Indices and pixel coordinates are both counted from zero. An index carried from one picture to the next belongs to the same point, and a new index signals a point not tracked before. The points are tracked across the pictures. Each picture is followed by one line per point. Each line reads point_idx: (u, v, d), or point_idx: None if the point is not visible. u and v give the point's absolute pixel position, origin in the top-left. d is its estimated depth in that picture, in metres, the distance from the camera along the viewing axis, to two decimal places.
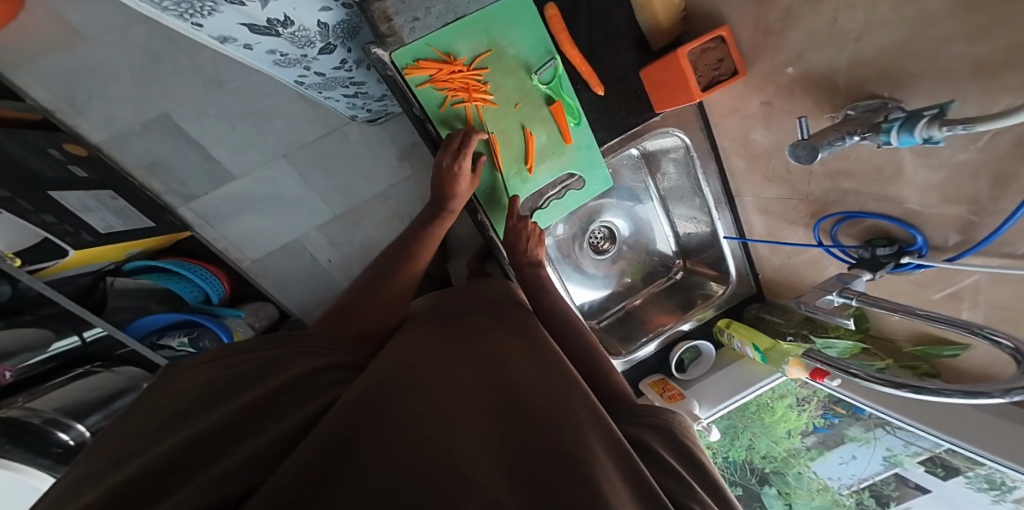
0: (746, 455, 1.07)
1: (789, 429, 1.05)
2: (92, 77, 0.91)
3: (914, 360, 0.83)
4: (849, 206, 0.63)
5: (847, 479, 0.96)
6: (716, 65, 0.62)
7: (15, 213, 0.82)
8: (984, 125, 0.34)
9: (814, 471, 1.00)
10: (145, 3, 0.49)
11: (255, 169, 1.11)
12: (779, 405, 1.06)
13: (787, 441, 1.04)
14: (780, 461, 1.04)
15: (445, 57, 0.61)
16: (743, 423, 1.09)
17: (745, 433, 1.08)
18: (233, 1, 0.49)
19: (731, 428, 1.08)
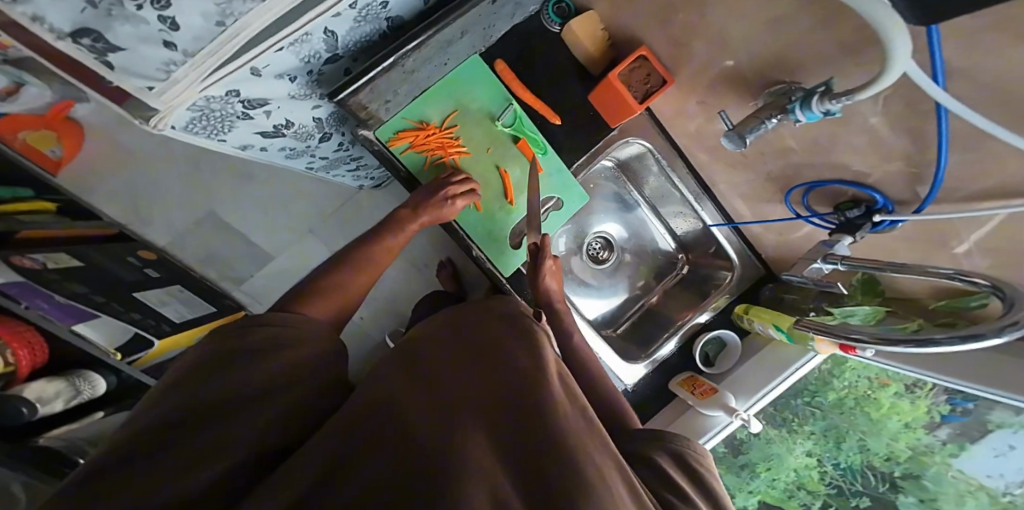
0: (864, 458, 0.96)
1: (906, 421, 0.88)
2: (151, 187, 1.18)
3: (949, 317, 0.76)
4: (807, 176, 0.67)
5: (1014, 476, 0.73)
6: (646, 79, 0.70)
7: (113, 316, 1.04)
8: (859, 96, 0.39)
9: (959, 469, 0.80)
10: (182, 133, 0.60)
11: (287, 247, 1.26)
12: (881, 396, 0.91)
13: (909, 436, 0.88)
14: (909, 461, 0.89)
15: (418, 125, 0.72)
16: (844, 422, 0.99)
17: (852, 434, 0.98)
18: (244, 117, 0.62)
19: (833, 428, 1.01)
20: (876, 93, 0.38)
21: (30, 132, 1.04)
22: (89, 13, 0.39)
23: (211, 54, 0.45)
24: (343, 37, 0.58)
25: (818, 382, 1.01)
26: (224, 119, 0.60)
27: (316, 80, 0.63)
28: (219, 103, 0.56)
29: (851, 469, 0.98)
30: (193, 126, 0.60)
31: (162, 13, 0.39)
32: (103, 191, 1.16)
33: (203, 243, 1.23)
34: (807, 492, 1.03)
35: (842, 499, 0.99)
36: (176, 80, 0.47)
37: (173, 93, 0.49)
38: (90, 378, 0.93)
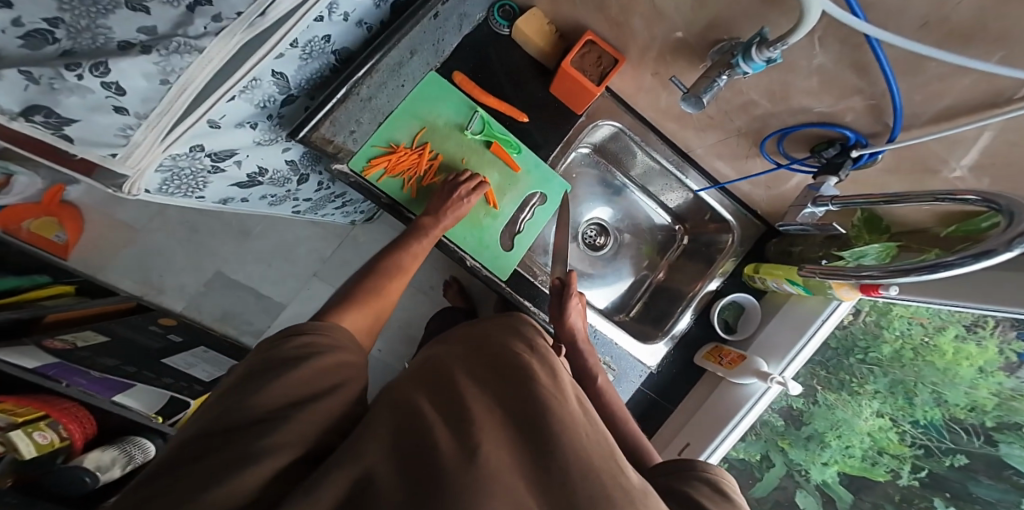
0: (946, 412, 0.84)
1: (980, 366, 0.78)
2: (161, 258, 1.24)
3: (964, 242, 0.73)
4: (776, 125, 0.66)
5: None
6: (598, 62, 0.71)
7: (147, 383, 1.01)
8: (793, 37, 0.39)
9: None
10: (158, 195, 0.65)
11: (297, 293, 1.29)
12: (943, 342, 0.81)
13: (990, 382, 0.77)
14: (998, 408, 0.78)
15: (388, 148, 0.73)
16: (909, 375, 0.87)
17: (923, 385, 0.86)
18: (216, 170, 0.66)
19: (898, 384, 0.88)
20: (806, 33, 0.39)
21: (32, 220, 1.13)
22: (34, 90, 0.42)
23: (163, 113, 0.49)
24: (293, 77, 0.63)
25: (866, 335, 0.93)
26: (196, 176, 0.65)
27: (278, 123, 0.68)
28: (187, 160, 0.60)
29: (933, 426, 0.84)
30: (167, 186, 0.65)
31: (104, 80, 0.43)
32: (116, 268, 1.22)
33: (219, 303, 1.28)
34: (892, 458, 0.89)
35: (935, 460, 0.84)
36: (136, 142, 0.51)
37: (137, 155, 0.53)
38: (141, 444, 0.95)
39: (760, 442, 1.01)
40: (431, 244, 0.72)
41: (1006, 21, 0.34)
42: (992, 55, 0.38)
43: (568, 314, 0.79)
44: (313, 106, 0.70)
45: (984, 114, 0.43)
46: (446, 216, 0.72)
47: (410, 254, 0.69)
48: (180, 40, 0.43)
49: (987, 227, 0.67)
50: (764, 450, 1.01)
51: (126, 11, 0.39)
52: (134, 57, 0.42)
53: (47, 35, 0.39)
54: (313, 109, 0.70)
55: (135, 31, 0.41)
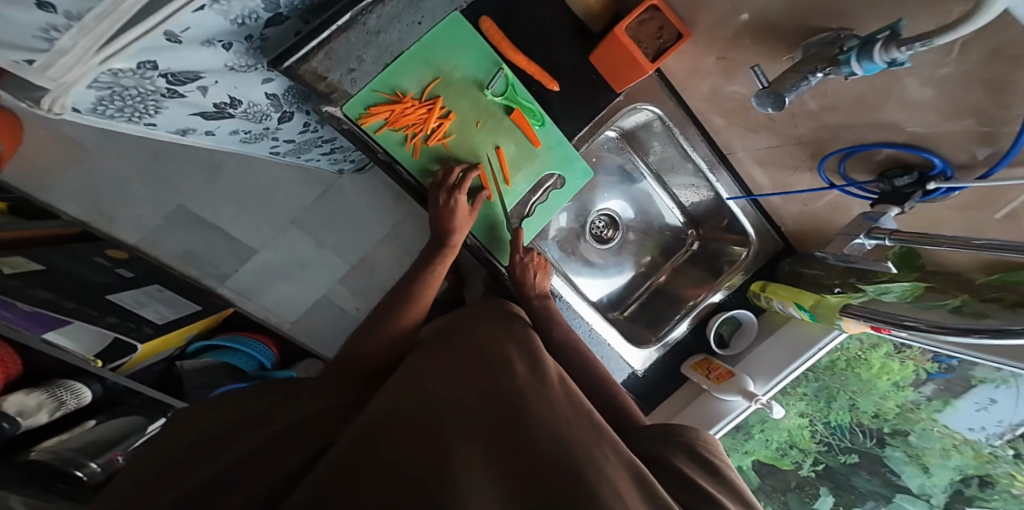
0: (851, 416, 1.03)
1: (896, 381, 0.94)
2: (113, 183, 1.05)
3: (998, 292, 0.69)
4: (846, 140, 0.59)
5: (996, 429, 0.84)
6: (658, 33, 0.61)
7: (87, 321, 0.92)
8: (948, 33, 0.30)
9: (944, 425, 0.90)
10: (92, 117, 0.51)
11: (270, 239, 1.19)
12: (874, 357, 0.95)
13: (898, 395, 0.95)
14: (897, 418, 0.97)
15: (393, 97, 0.62)
16: (835, 383, 1.02)
17: (843, 393, 1.03)
18: (172, 95, 0.52)
19: (825, 389, 1.04)
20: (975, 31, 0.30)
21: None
22: None
23: (102, 18, 0.36)
24: None
25: None
26: (145, 99, 0.51)
27: (259, 48, 0.54)
28: (132, 79, 0.46)
29: (840, 426, 1.04)
30: (104, 108, 0.50)
31: None
32: (59, 190, 1.01)
33: (180, 241, 1.14)
34: (798, 451, 1.08)
35: (833, 455, 1.05)
36: (63, 50, 0.38)
37: (62, 66, 0.40)
38: (75, 388, 0.88)
39: None
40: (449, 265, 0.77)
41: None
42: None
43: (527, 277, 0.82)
44: (306, 31, 0.56)
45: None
46: (455, 232, 0.72)
47: (433, 274, 0.75)
48: None
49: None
50: None
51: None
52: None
53: None
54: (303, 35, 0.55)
55: None
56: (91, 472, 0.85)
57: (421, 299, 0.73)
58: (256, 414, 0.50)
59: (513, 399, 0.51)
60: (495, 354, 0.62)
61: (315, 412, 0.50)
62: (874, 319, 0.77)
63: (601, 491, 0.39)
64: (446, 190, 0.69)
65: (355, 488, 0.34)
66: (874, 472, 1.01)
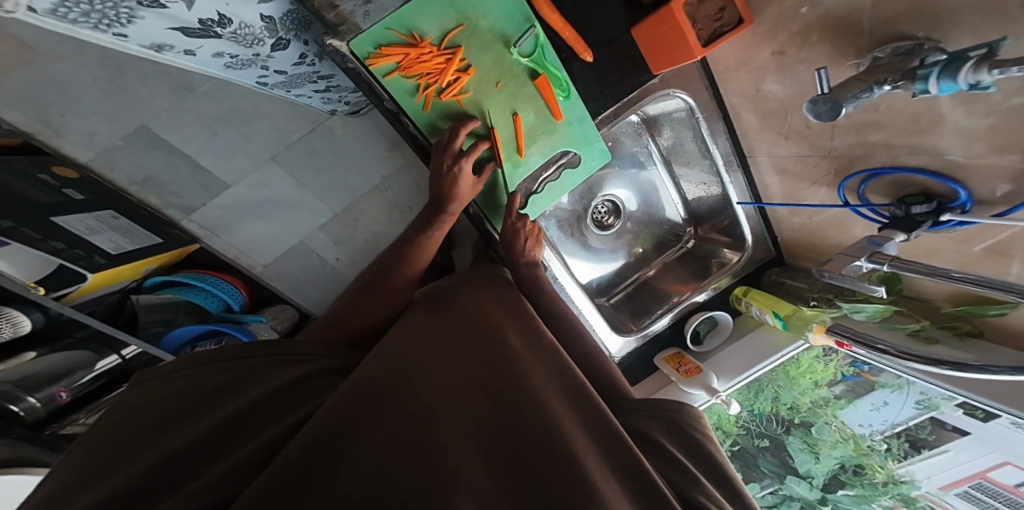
0: (772, 407, 1.10)
1: (815, 380, 1.02)
2: (62, 91, 0.83)
3: (954, 321, 0.76)
4: (879, 160, 0.58)
5: (879, 425, 0.94)
6: (718, 14, 0.58)
7: (28, 244, 0.85)
8: None
9: (842, 421, 1.00)
10: (49, 19, 0.42)
11: (246, 174, 1.08)
12: (805, 357, 1.00)
13: (814, 392, 1.03)
14: (807, 411, 1.05)
15: (410, 40, 0.55)
16: (765, 378, 1.07)
17: (770, 386, 1.08)
18: (150, 5, 0.43)
19: (755, 384, 1.08)
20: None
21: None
22: None
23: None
24: None
25: None
26: (116, 5, 0.42)
27: None
28: None
29: (759, 414, 1.11)
30: (65, 10, 0.41)
31: None
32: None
33: (136, 164, 0.99)
34: (721, 432, 1.14)
35: (749, 438, 1.13)
36: None
37: None
38: (12, 318, 0.80)
39: None
40: (440, 236, 0.72)
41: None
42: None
43: (518, 241, 0.76)
44: None
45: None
46: (452, 202, 0.67)
47: (428, 241, 0.70)
48: None
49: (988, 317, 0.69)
50: None
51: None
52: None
53: None
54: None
55: None
56: (29, 408, 0.82)
57: (415, 261, 0.68)
58: (227, 374, 0.44)
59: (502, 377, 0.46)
60: (483, 327, 0.58)
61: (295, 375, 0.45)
62: (858, 341, 0.80)
63: (605, 475, 0.37)
64: (451, 156, 0.62)
65: (326, 485, 0.29)
66: (778, 456, 1.10)
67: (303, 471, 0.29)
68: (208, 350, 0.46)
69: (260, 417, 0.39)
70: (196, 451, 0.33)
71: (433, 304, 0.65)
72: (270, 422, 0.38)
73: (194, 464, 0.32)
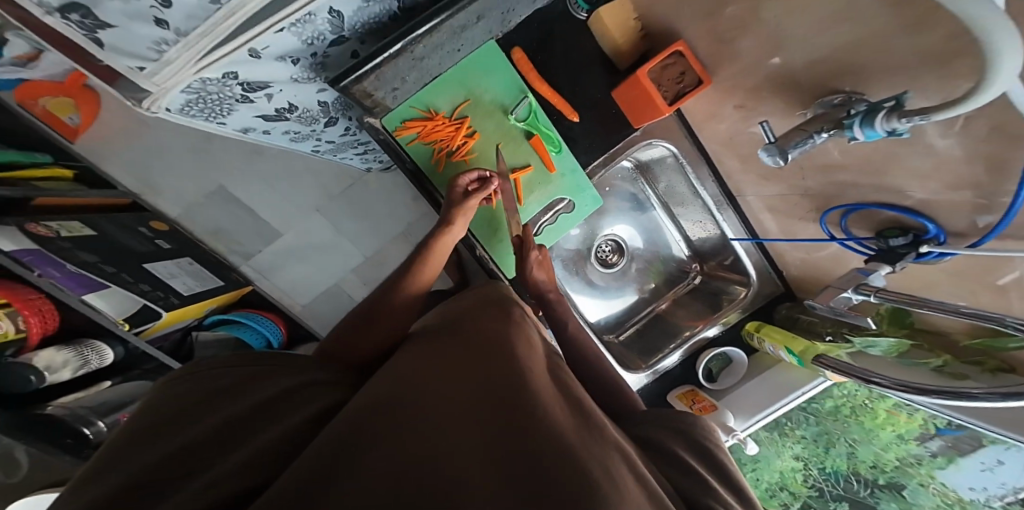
0: (849, 465, 1.01)
1: (899, 433, 0.92)
2: (161, 158, 1.18)
3: (980, 356, 0.72)
4: (850, 198, 0.62)
5: (996, 489, 0.81)
6: (679, 77, 0.67)
7: (121, 287, 1.00)
8: (937, 116, 0.34)
9: (942, 482, 0.89)
10: (179, 115, 0.58)
11: (293, 223, 1.27)
12: (881, 406, 0.93)
13: (901, 448, 0.93)
14: (895, 470, 0.95)
15: (426, 114, 0.67)
16: (837, 429, 1.01)
17: (843, 439, 1.01)
18: (244, 100, 0.58)
19: (824, 435, 1.03)
20: (955, 115, 0.34)
21: (51, 99, 1.04)
22: None
23: (204, 35, 0.43)
24: (349, 19, 0.52)
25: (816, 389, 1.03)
26: (222, 103, 0.57)
27: (321, 63, 0.58)
28: (216, 86, 0.53)
29: (836, 475, 1.02)
30: (189, 108, 0.57)
31: None
32: (116, 160, 1.17)
33: (212, 218, 1.24)
34: (789, 494, 1.04)
35: (822, 501, 1.02)
36: (169, 61, 0.45)
37: (167, 75, 0.47)
38: (99, 349, 0.92)
39: None
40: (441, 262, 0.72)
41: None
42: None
43: (529, 267, 0.79)
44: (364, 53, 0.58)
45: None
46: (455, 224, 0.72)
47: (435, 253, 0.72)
48: None
49: (1013, 350, 0.66)
50: None
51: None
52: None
53: None
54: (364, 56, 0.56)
55: None
56: (98, 431, 0.87)
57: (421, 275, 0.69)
58: (233, 383, 0.44)
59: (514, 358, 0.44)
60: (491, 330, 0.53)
61: (292, 389, 0.45)
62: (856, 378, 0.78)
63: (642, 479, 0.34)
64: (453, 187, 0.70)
65: (346, 478, 0.26)
66: None
67: (322, 471, 0.27)
68: (210, 358, 0.47)
69: (261, 423, 0.38)
70: (195, 457, 0.33)
71: (443, 321, 0.61)
72: (266, 427, 0.37)
73: (198, 469, 0.32)
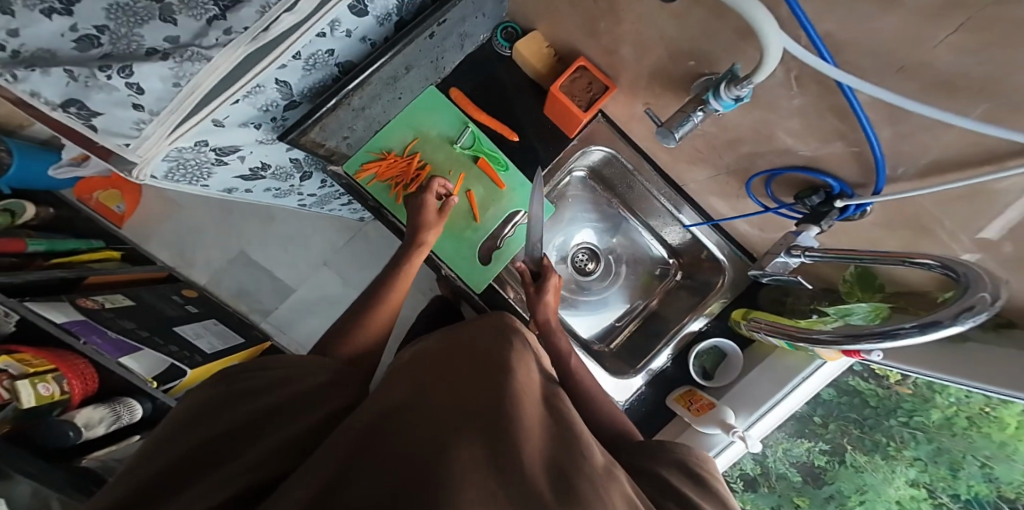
0: None
1: None
2: (190, 233, 1.39)
3: None
4: (763, 166, 0.68)
5: None
6: (588, 87, 0.75)
7: (153, 349, 1.06)
8: (756, 77, 0.41)
9: None
10: (165, 182, 0.69)
11: (305, 279, 1.40)
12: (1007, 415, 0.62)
13: None
14: None
15: (380, 155, 0.77)
16: (957, 447, 0.70)
17: (972, 457, 0.70)
18: (219, 163, 0.71)
19: (942, 453, 0.73)
20: (769, 75, 0.40)
21: (101, 192, 1.33)
22: (73, 85, 0.52)
23: (173, 112, 0.55)
24: (297, 86, 0.64)
25: (915, 398, 0.74)
26: (201, 167, 0.70)
27: (282, 126, 0.70)
28: (191, 153, 0.65)
29: None
30: (173, 174, 0.69)
31: (128, 81, 0.51)
32: (155, 239, 1.38)
33: (236, 281, 1.40)
34: None
35: None
36: (146, 136, 0.57)
37: (147, 147, 0.59)
38: (129, 405, 0.97)
39: (773, 495, 0.89)
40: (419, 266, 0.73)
41: (985, 69, 0.34)
42: (975, 107, 0.38)
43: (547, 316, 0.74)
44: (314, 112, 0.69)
45: (986, 167, 0.41)
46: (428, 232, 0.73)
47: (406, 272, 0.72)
48: (194, 49, 0.50)
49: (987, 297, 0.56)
50: (777, 504, 0.88)
51: (158, 22, 0.50)
52: (153, 61, 0.50)
53: (95, 39, 0.51)
54: (318, 102, 0.64)
55: (162, 39, 0.51)
56: None
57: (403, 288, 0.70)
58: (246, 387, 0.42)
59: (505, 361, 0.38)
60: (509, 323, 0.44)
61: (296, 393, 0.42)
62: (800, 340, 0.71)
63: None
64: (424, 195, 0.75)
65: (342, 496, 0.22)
66: None
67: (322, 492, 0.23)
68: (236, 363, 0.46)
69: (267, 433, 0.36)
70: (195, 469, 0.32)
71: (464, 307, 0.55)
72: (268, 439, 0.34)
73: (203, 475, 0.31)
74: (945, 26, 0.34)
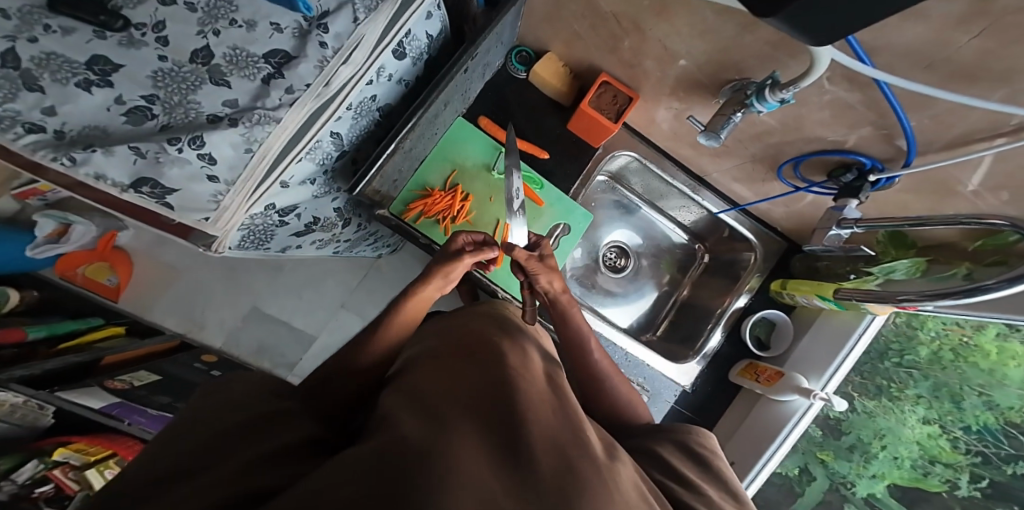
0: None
1: None
2: (199, 296, 1.33)
3: (995, 255, 0.64)
4: (790, 152, 0.73)
5: None
6: (614, 100, 0.79)
7: None
8: (803, 83, 0.45)
9: None
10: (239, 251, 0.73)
11: (325, 324, 1.35)
12: (985, 341, 0.73)
13: None
14: None
15: (423, 192, 0.79)
16: (952, 379, 0.78)
17: (967, 388, 0.77)
18: (280, 224, 0.72)
19: (942, 387, 0.79)
20: (817, 78, 0.44)
21: (88, 266, 1.25)
22: (142, 163, 0.53)
23: (248, 179, 0.57)
24: (346, 136, 0.67)
25: (900, 337, 0.83)
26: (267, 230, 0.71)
27: (333, 177, 0.72)
28: (259, 217, 0.66)
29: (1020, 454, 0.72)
30: (245, 241, 0.71)
31: (199, 151, 0.53)
32: (157, 308, 1.30)
33: (255, 337, 1.33)
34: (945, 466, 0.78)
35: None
36: (225, 206, 0.58)
37: (224, 218, 0.60)
38: None
39: (797, 453, 0.89)
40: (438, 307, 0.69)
41: (1003, 63, 0.39)
42: (995, 92, 0.42)
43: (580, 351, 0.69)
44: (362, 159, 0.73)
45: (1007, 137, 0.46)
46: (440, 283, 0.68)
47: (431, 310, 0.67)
48: (262, 112, 0.53)
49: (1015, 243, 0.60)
50: (802, 462, 0.89)
51: (211, 85, 0.53)
52: (225, 128, 0.53)
53: (147, 111, 0.52)
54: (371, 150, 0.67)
55: (221, 104, 0.53)
56: None
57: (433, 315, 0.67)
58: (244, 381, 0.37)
59: (506, 360, 0.37)
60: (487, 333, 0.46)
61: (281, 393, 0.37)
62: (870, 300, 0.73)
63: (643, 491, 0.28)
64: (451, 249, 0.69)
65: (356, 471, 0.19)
66: None
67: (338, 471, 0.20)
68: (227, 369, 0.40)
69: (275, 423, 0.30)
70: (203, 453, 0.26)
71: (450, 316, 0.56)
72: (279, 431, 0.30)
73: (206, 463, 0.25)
74: (967, 33, 0.38)
